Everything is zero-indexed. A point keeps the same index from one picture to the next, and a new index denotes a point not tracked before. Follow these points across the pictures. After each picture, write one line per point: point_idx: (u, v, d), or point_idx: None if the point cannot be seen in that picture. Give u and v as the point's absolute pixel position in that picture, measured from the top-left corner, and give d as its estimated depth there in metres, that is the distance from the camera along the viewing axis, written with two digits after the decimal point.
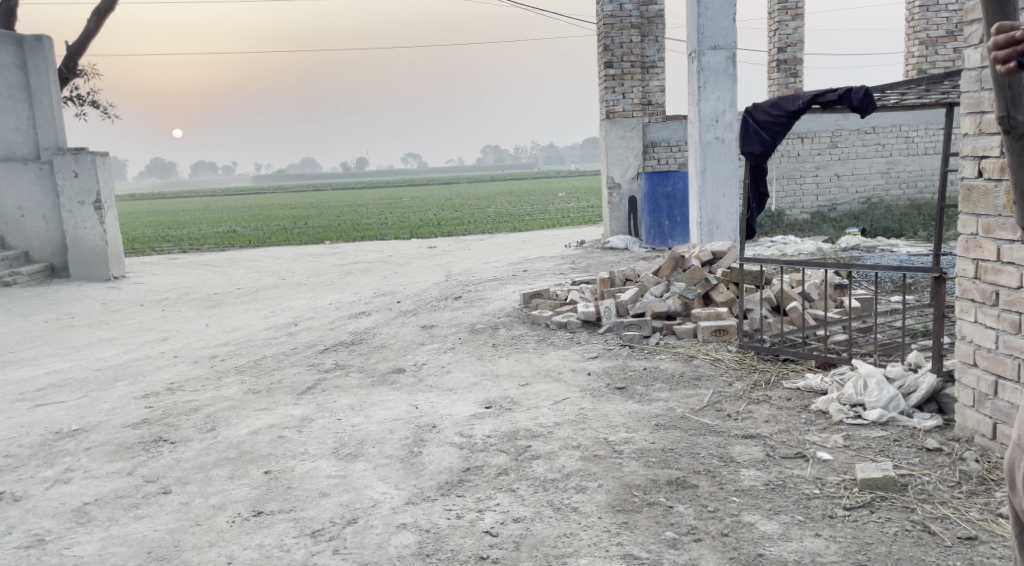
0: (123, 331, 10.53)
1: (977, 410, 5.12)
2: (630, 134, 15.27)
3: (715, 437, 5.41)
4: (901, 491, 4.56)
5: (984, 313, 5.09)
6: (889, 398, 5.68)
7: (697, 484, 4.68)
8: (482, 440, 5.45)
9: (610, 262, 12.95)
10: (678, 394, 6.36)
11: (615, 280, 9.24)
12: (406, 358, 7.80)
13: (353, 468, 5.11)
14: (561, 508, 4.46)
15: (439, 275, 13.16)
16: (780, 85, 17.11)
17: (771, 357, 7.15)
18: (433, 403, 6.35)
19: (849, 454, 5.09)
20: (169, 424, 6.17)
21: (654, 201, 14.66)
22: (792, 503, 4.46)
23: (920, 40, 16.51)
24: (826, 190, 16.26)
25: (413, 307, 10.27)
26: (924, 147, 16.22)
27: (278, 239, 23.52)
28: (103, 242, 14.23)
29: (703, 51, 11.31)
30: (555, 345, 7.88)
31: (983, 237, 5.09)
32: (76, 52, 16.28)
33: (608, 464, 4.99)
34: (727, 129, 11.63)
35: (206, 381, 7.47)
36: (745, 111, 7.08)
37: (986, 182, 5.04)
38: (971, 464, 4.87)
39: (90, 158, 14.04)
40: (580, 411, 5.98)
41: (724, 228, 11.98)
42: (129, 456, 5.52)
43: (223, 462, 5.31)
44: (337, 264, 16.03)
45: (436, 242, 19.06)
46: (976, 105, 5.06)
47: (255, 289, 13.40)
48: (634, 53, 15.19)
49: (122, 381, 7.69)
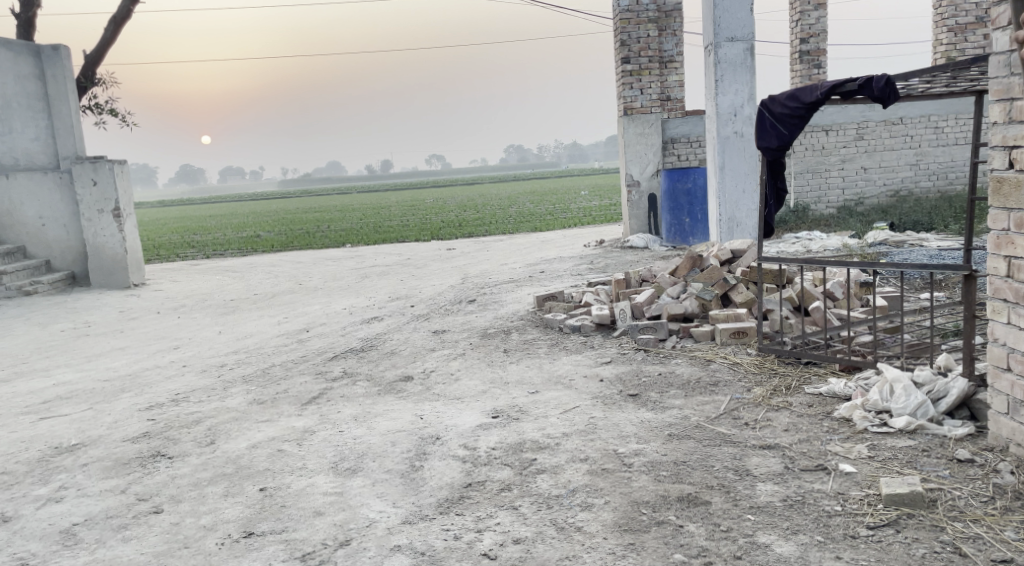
0: (136, 340, 10.43)
1: (1012, 418, 4.81)
2: (649, 130, 14.94)
3: (732, 449, 5.14)
4: (930, 508, 4.26)
5: (1017, 315, 4.77)
6: (918, 404, 5.37)
7: (710, 501, 4.42)
8: (486, 453, 5.22)
9: (628, 261, 12.67)
10: (694, 401, 6.08)
11: (630, 282, 8.96)
12: (415, 365, 7.59)
13: (351, 484, 4.91)
14: (565, 528, 4.23)
15: (456, 278, 12.93)
16: (802, 77, 16.70)
17: (793, 361, 6.86)
18: (439, 413, 6.12)
19: (873, 466, 4.80)
20: (169, 437, 6.01)
21: (675, 198, 14.79)
22: (811, 521, 4.19)
23: (949, 28, 16.04)
24: (852, 184, 15.84)
25: (427, 312, 10.05)
26: (954, 137, 15.73)
27: (301, 244, 23.45)
28: (123, 249, 14.18)
29: (720, 43, 11.01)
30: (567, 350, 7.64)
31: (1015, 233, 4.77)
32: (93, 61, 16.27)
33: (617, 478, 4.73)
34: (745, 123, 11.31)
35: (212, 392, 7.30)
36: (761, 104, 6.79)
37: (1018, 174, 4.72)
38: (1007, 477, 4.57)
39: (108, 167, 13.99)
40: (590, 420, 5.74)
41: (745, 225, 11.62)
42: (125, 473, 5.37)
43: (218, 478, 5.13)
44: (355, 268, 15.86)
45: (455, 245, 18.85)
46: (1006, 91, 4.75)
47: (272, 294, 13.27)
48: (651, 48, 14.87)
49: (128, 392, 7.57)
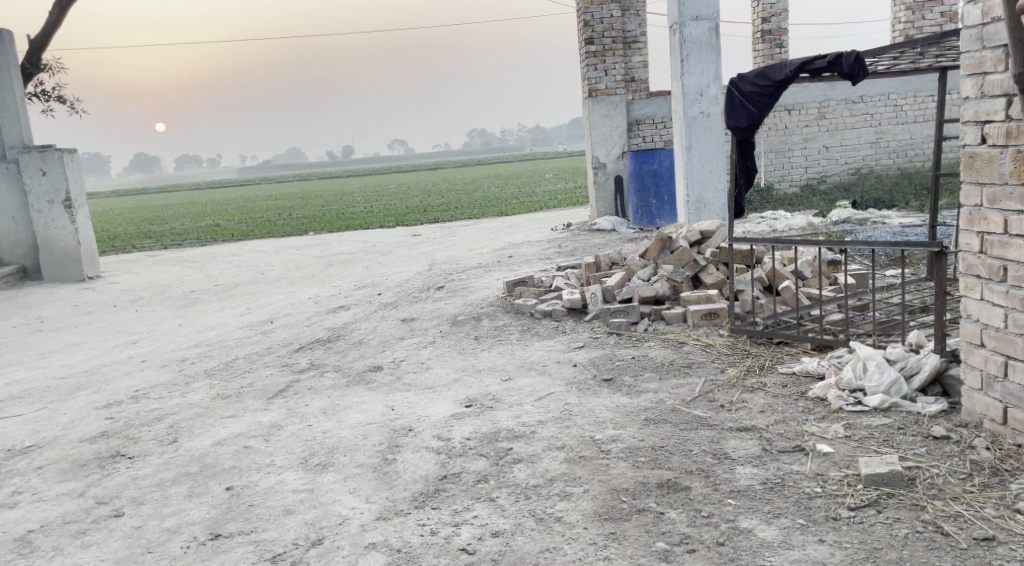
0: (92, 335, 10.12)
1: (986, 394, 4.81)
2: (614, 112, 14.87)
3: (709, 432, 5.08)
4: (909, 487, 4.24)
5: (990, 291, 4.76)
6: (891, 381, 5.37)
7: (690, 487, 4.35)
8: (461, 443, 5.11)
9: (596, 244, 12.61)
10: (669, 384, 6.02)
11: (601, 265, 8.87)
12: (384, 354, 7.44)
13: (322, 480, 4.76)
14: (544, 519, 4.13)
15: (423, 264, 12.75)
16: (765, 56, 16.71)
17: (765, 341, 6.83)
18: (410, 403, 5.99)
19: (851, 446, 4.78)
20: (129, 436, 5.80)
21: (640, 180, 14.33)
22: (792, 503, 4.14)
23: (907, 6, 16.14)
24: (815, 162, 15.93)
25: (395, 299, 9.89)
26: (913, 115, 15.85)
27: (262, 232, 23.02)
28: (75, 241, 13.79)
29: (685, 23, 10.92)
30: (539, 335, 7.54)
31: (988, 208, 4.76)
32: (39, 46, 15.71)
33: (595, 466, 4.65)
34: (712, 103, 11.26)
35: (174, 387, 7.09)
36: (730, 83, 6.73)
37: (990, 149, 4.70)
38: (983, 453, 4.57)
39: (57, 156, 13.55)
40: (565, 407, 5.65)
41: (712, 206, 11.60)
42: (83, 475, 5.16)
43: (181, 478, 4.95)
44: (319, 256, 15.59)
45: (421, 230, 18.64)
46: (978, 66, 4.72)
47: (233, 285, 12.98)
48: (615, 28, 14.77)
49: (85, 389, 7.32)
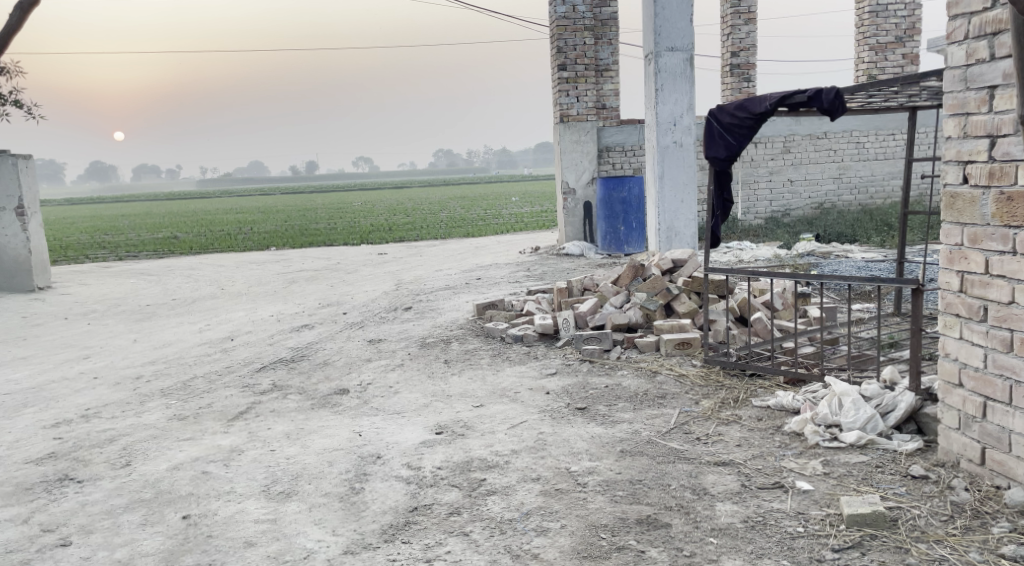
0: (41, 349, 9.71)
1: (963, 434, 4.77)
2: (584, 138, 14.88)
3: (686, 466, 4.97)
4: (892, 528, 4.16)
5: (970, 330, 4.72)
6: (867, 418, 5.30)
7: (670, 523, 4.24)
8: (431, 472, 4.93)
9: (565, 269, 12.53)
10: (643, 415, 5.90)
11: (573, 290, 8.76)
12: (350, 377, 7.22)
13: (285, 510, 4.54)
14: (520, 556, 3.98)
15: (389, 284, 12.55)
16: (733, 89, 16.88)
17: (738, 372, 6.75)
18: (378, 429, 5.79)
19: (830, 483, 4.70)
20: (79, 458, 5.51)
21: (610, 206, 14.32)
22: (774, 543, 4.04)
23: (870, 46, 16.42)
24: (780, 195, 16.05)
25: (360, 319, 9.66)
26: (874, 152, 16.13)
27: (222, 246, 22.57)
28: (27, 250, 13.36)
29: (660, 53, 10.94)
30: (510, 361, 7.39)
31: (969, 248, 4.73)
32: None
33: (572, 500, 4.51)
34: (684, 133, 11.30)
35: (127, 407, 6.79)
36: (709, 113, 6.70)
37: (972, 190, 4.69)
38: (963, 494, 4.52)
39: (11, 161, 13.17)
40: (539, 436, 5.50)
41: (683, 234, 11.61)
42: (27, 500, 4.87)
43: (135, 505, 4.69)
44: (281, 273, 15.28)
45: (386, 249, 18.40)
46: (961, 106, 4.71)
47: (191, 300, 12.63)
48: (587, 56, 14.80)
49: (32, 407, 6.98)
